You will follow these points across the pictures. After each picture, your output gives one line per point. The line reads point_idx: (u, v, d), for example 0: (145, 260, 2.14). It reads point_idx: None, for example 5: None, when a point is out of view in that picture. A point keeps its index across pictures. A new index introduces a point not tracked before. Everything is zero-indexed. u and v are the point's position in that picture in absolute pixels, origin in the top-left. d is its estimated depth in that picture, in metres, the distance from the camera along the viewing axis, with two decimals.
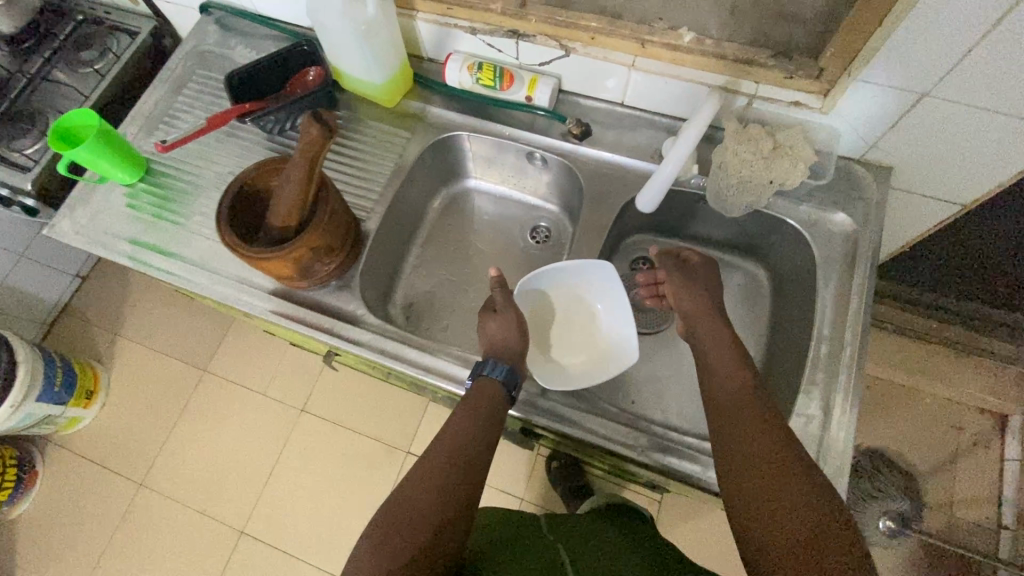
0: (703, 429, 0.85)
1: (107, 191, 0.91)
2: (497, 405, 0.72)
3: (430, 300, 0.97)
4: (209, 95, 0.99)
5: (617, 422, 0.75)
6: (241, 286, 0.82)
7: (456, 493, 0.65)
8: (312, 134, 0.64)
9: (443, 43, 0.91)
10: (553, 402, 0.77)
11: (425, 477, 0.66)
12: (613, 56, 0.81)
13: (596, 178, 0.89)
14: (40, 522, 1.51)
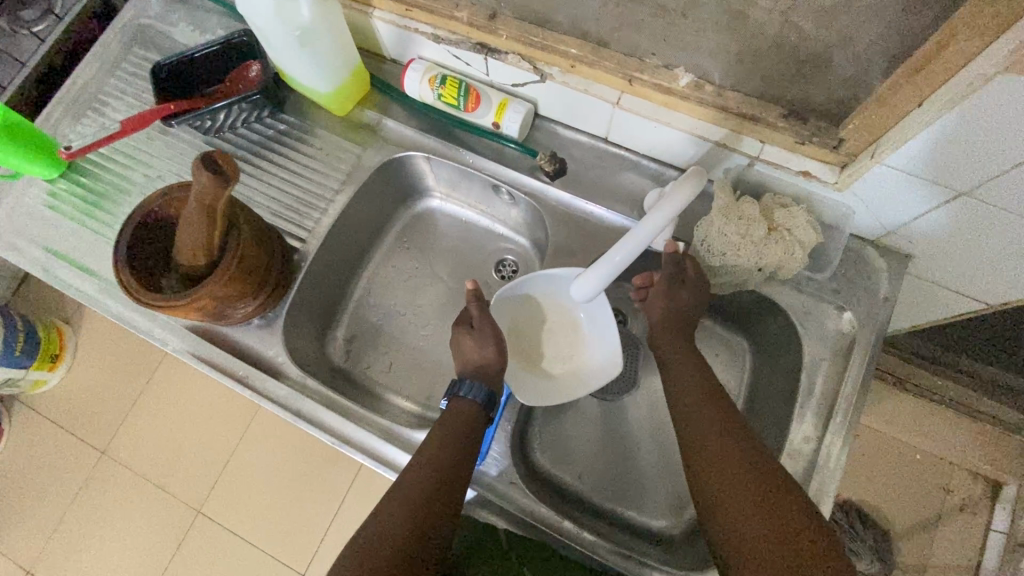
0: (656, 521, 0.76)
1: (24, 187, 0.82)
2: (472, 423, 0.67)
3: (374, 335, 0.87)
4: (142, 78, 0.86)
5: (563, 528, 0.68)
6: (154, 317, 0.74)
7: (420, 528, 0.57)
8: (204, 181, 0.53)
9: (405, 47, 0.77)
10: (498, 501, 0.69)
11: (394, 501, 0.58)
12: (594, 89, 0.67)
13: (566, 225, 0.77)
14: (5, 478, 1.53)
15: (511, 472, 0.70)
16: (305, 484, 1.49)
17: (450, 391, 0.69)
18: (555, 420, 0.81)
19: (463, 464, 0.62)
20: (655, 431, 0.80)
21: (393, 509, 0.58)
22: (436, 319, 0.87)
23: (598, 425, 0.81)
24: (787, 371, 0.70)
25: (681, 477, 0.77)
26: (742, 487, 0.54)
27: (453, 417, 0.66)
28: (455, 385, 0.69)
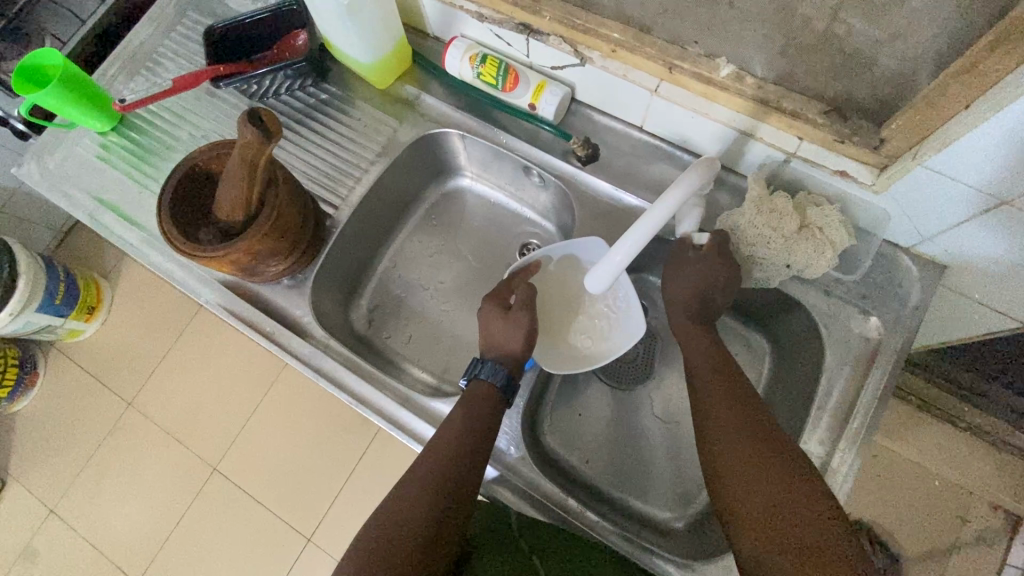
0: (667, 515, 0.75)
1: (78, 137, 0.86)
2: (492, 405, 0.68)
3: (397, 307, 0.89)
4: (195, 42, 0.89)
5: (576, 512, 0.68)
6: (189, 269, 0.77)
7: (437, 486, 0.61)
8: (248, 136, 0.55)
9: (449, 24, 0.78)
10: (523, 477, 0.70)
11: (429, 464, 0.63)
12: (632, 75, 0.67)
13: (595, 211, 0.78)
14: (38, 419, 1.60)
15: (521, 446, 0.71)
16: (318, 452, 1.52)
17: (470, 371, 0.70)
18: (568, 404, 0.82)
19: (486, 426, 0.66)
20: (670, 425, 0.80)
21: (428, 467, 0.63)
22: (458, 296, 0.89)
23: (612, 414, 0.81)
24: (806, 374, 0.69)
25: (692, 472, 0.77)
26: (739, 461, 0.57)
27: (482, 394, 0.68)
28: (475, 365, 0.70)
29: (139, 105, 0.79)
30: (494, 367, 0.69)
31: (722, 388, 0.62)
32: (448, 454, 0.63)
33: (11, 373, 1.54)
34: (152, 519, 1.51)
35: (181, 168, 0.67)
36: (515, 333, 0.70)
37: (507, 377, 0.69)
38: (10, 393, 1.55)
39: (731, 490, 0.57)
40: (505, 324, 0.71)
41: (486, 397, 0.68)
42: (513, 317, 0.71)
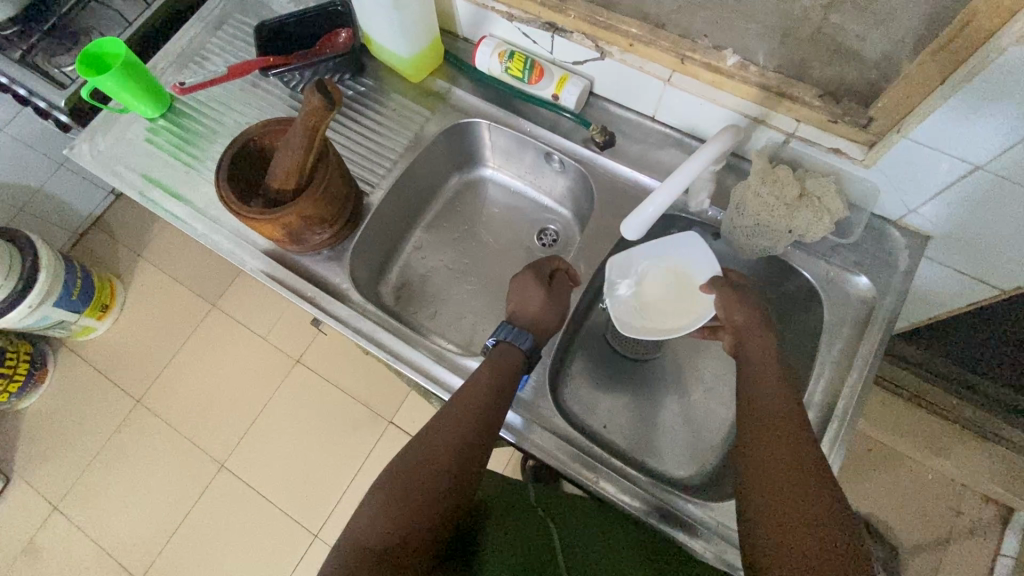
0: (681, 475, 0.79)
1: (129, 122, 0.92)
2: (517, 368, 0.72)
3: (423, 285, 0.94)
4: (242, 41, 0.97)
5: (598, 462, 0.72)
6: (236, 239, 0.83)
7: (452, 449, 0.64)
8: (313, 103, 0.62)
9: (479, 25, 0.87)
10: (549, 430, 0.75)
11: (448, 427, 0.66)
12: (647, 67, 0.76)
13: (611, 192, 0.85)
14: (46, 415, 1.61)
15: (546, 403, 0.76)
16: (325, 450, 1.54)
17: (497, 334, 0.75)
18: (586, 373, 0.87)
19: (505, 395, 0.69)
20: (680, 391, 0.85)
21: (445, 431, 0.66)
22: (481, 275, 0.95)
23: (628, 383, 0.86)
24: (808, 336, 0.75)
25: (704, 435, 0.82)
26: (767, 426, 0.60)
27: (505, 359, 0.72)
28: (502, 330, 0.75)
29: (194, 89, 0.85)
30: (520, 332, 0.74)
31: (758, 365, 0.67)
32: (466, 420, 0.66)
33: (23, 368, 1.55)
34: (158, 515, 1.51)
35: (237, 141, 0.73)
36: (550, 311, 0.77)
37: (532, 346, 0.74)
38: (20, 388, 1.57)
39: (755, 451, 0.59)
40: (541, 302, 0.77)
41: (513, 359, 0.73)
42: (553, 296, 0.78)
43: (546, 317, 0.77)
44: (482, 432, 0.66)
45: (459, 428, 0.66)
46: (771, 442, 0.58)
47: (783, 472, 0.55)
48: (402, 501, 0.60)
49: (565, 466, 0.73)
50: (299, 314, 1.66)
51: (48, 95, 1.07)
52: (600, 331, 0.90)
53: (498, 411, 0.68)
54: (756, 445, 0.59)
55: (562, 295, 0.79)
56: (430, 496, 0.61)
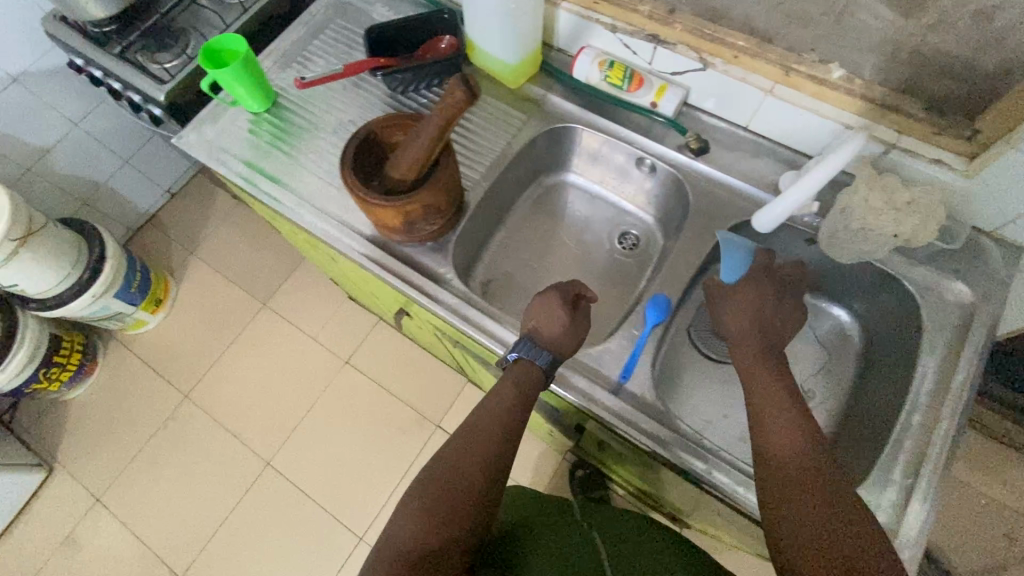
0: None
1: (235, 114, 0.96)
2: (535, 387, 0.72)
3: (508, 282, 0.97)
4: (343, 44, 1.02)
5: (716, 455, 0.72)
6: (342, 227, 0.87)
7: (470, 473, 0.66)
8: (457, 96, 0.66)
9: (578, 37, 0.91)
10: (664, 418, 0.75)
11: (466, 448, 0.68)
12: (750, 78, 0.79)
13: (706, 195, 0.86)
14: (93, 406, 1.63)
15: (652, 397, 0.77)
16: (371, 451, 1.54)
17: (517, 349, 0.74)
18: (676, 373, 0.88)
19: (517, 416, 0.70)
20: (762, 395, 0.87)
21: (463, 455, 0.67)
22: (565, 274, 0.97)
23: (716, 383, 0.88)
24: (906, 339, 0.78)
25: None
26: (787, 454, 0.61)
27: (521, 380, 0.72)
28: (522, 345, 0.74)
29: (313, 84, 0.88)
30: (539, 350, 0.73)
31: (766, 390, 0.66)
32: (481, 442, 0.68)
33: (76, 358, 1.57)
34: (200, 511, 1.51)
35: (358, 133, 0.76)
36: (571, 336, 0.74)
37: (552, 364, 0.73)
38: (71, 377, 1.58)
39: (775, 481, 0.60)
40: (565, 326, 0.74)
41: (533, 376, 0.73)
42: (576, 323, 0.75)
43: (569, 337, 0.74)
44: (497, 455, 0.68)
45: (477, 451, 0.67)
46: (790, 469, 0.60)
47: (805, 500, 0.57)
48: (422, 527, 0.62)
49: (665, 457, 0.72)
50: (350, 316, 1.69)
51: (148, 90, 1.10)
52: (683, 332, 0.91)
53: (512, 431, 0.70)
54: (775, 477, 0.61)
55: (581, 325, 0.76)
56: (448, 522, 0.62)
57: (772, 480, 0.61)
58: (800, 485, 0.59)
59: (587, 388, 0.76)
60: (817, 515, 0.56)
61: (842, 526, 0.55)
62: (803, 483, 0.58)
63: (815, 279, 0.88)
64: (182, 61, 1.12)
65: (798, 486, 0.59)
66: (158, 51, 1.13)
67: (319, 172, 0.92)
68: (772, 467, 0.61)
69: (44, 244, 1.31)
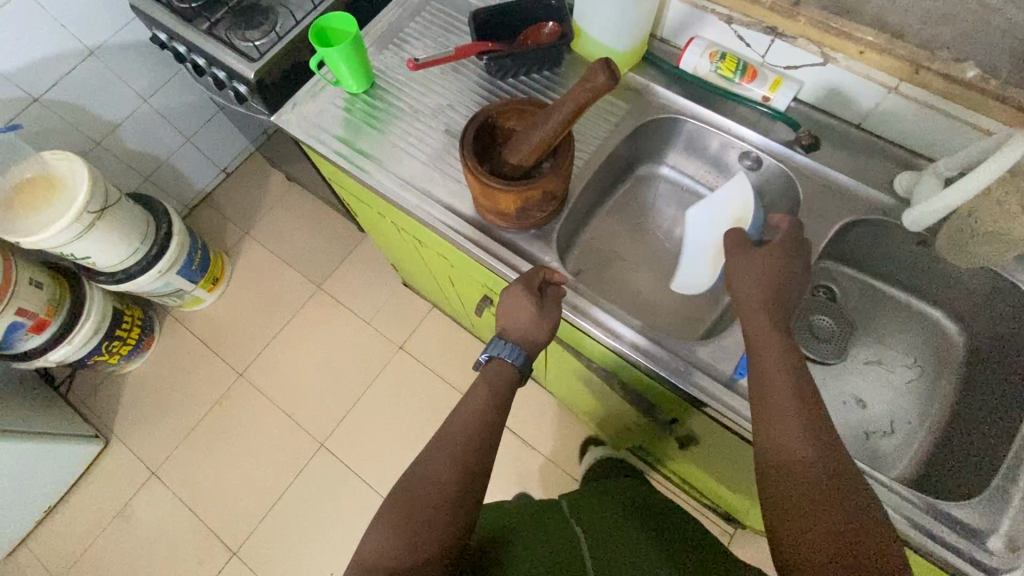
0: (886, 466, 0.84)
1: (334, 94, 0.96)
2: (507, 379, 0.77)
3: (600, 273, 0.96)
4: (439, 27, 1.01)
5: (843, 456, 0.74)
6: (445, 212, 0.87)
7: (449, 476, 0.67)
8: (597, 82, 0.64)
9: (687, 27, 0.90)
10: None
11: (444, 453, 0.70)
12: (874, 75, 0.78)
13: (819, 192, 0.84)
14: (148, 381, 1.65)
15: None
16: (423, 438, 1.54)
17: (491, 349, 0.79)
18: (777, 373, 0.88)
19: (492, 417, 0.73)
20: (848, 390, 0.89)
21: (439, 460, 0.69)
22: (656, 268, 0.96)
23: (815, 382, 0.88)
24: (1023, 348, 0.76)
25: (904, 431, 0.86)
26: (795, 460, 0.58)
27: (490, 378, 0.77)
28: (494, 345, 0.79)
29: (427, 66, 0.84)
30: (511, 347, 0.78)
31: (771, 356, 0.64)
32: (456, 447, 0.70)
33: (135, 333, 1.59)
34: (253, 488, 1.52)
35: (474, 117, 0.76)
36: (543, 325, 0.77)
37: (526, 360, 0.78)
38: (129, 352, 1.60)
39: (780, 488, 0.58)
40: (535, 319, 0.77)
41: (505, 374, 0.77)
42: (546, 309, 0.78)
43: (544, 333, 0.78)
44: (476, 457, 0.70)
45: (454, 455, 0.69)
46: (797, 476, 0.57)
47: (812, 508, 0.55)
48: (403, 535, 0.63)
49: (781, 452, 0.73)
50: (404, 302, 1.70)
51: (236, 67, 1.11)
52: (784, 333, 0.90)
53: (487, 431, 0.72)
54: (780, 483, 0.58)
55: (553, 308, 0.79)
56: (431, 528, 0.64)
57: (778, 486, 0.58)
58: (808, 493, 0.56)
59: (700, 380, 0.76)
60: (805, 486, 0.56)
61: (851, 538, 0.52)
62: (810, 493, 0.56)
63: (919, 282, 0.88)
64: (270, 39, 1.12)
65: (805, 494, 0.56)
66: (246, 28, 1.13)
67: (420, 156, 0.92)
68: (778, 472, 0.58)
69: (116, 219, 1.31)
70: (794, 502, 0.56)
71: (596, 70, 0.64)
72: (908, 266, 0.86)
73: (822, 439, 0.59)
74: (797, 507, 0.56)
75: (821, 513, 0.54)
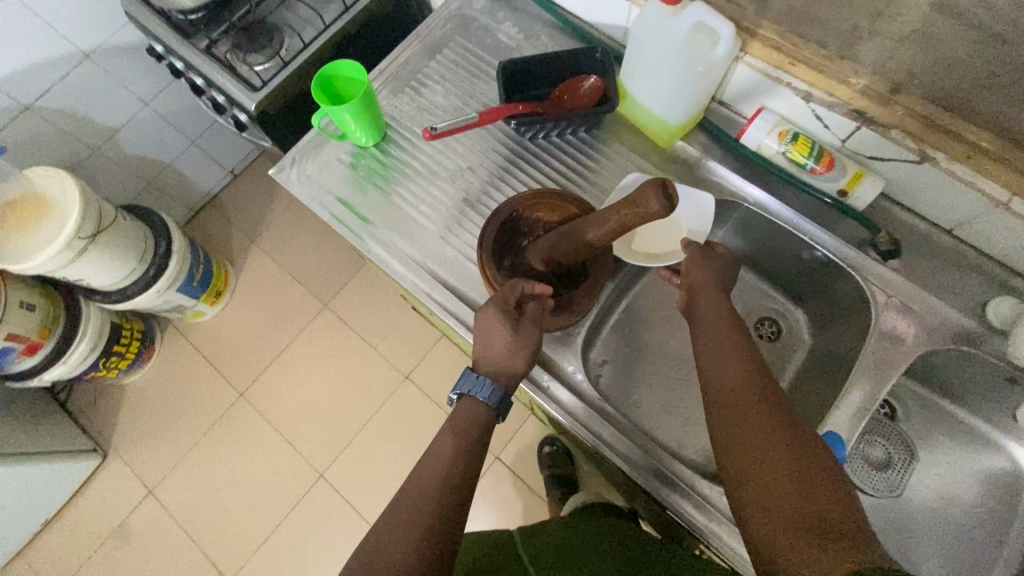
0: None
1: (341, 146, 0.85)
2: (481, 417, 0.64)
3: (627, 366, 0.85)
4: (464, 69, 0.88)
5: None
6: (456, 301, 0.76)
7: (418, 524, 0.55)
8: (648, 207, 0.54)
9: (753, 95, 0.75)
10: None
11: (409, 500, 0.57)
12: (981, 183, 0.64)
13: (894, 308, 0.71)
14: (148, 395, 1.60)
15: None
16: None
17: (460, 385, 0.66)
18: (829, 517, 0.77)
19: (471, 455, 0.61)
20: (899, 525, 0.79)
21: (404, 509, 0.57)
22: (692, 363, 0.85)
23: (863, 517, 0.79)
24: None
25: None
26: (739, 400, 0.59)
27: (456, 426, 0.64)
28: (464, 379, 0.65)
29: (446, 135, 0.73)
30: (482, 380, 0.64)
31: (719, 329, 0.66)
32: (422, 491, 0.58)
33: (134, 346, 1.53)
34: (250, 515, 1.48)
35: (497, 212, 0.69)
36: (521, 354, 0.63)
37: (500, 398, 0.64)
38: (129, 365, 1.55)
39: (730, 436, 0.58)
40: (510, 345, 0.63)
41: (477, 411, 0.64)
42: (524, 333, 0.64)
43: (524, 364, 0.64)
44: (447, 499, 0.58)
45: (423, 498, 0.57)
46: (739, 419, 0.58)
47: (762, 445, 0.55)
48: None
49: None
50: (412, 329, 1.61)
51: (235, 94, 0.99)
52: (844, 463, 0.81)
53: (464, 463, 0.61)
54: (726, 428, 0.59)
55: (533, 329, 0.65)
56: None
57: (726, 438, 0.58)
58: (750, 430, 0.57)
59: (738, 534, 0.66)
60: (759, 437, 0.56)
61: (798, 461, 0.53)
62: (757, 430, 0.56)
63: (1003, 417, 0.75)
64: (275, 64, 1.00)
65: (750, 431, 0.57)
66: (249, 50, 1.01)
67: (432, 228, 0.80)
68: (722, 419, 0.59)
69: (111, 241, 1.23)
70: (742, 443, 0.56)
71: (648, 196, 0.54)
72: (992, 399, 0.74)
73: (757, 379, 0.61)
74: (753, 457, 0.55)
75: (779, 464, 0.53)
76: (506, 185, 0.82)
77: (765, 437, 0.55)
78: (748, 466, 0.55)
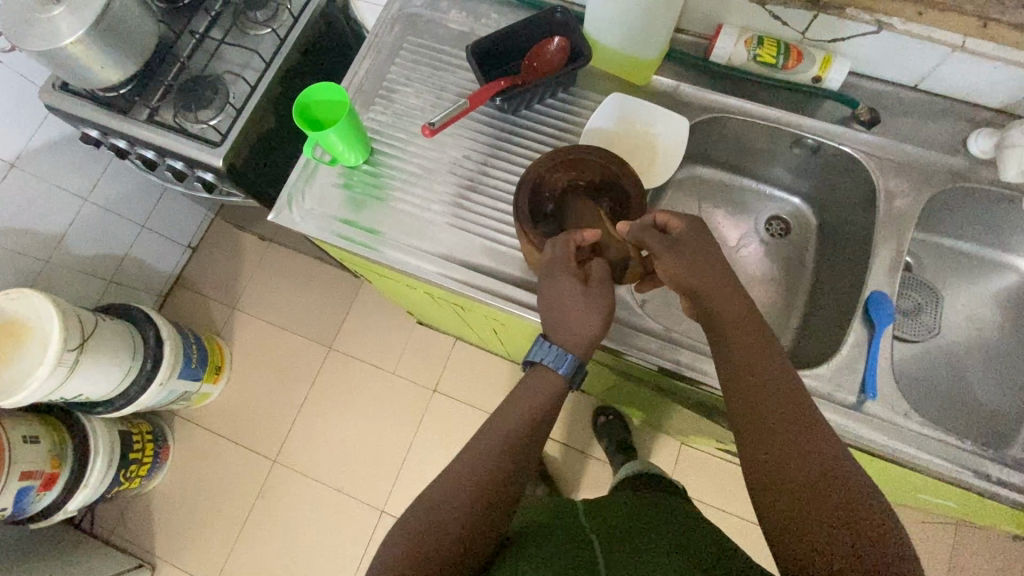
0: None
1: (332, 172, 0.83)
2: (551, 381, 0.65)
3: (667, 298, 0.89)
4: (427, 66, 0.88)
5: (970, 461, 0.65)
6: (497, 284, 0.77)
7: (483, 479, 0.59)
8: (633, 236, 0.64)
9: (711, 14, 0.79)
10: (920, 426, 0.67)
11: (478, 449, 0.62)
12: (936, 35, 0.70)
13: (891, 168, 0.77)
14: (177, 494, 1.53)
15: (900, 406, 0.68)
16: None
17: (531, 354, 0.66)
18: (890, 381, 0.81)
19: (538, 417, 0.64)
20: (948, 358, 0.85)
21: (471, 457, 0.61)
22: None
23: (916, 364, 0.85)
24: None
25: None
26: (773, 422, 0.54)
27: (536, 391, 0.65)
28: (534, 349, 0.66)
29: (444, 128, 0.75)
30: (558, 352, 0.64)
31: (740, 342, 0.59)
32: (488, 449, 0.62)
33: (149, 450, 1.45)
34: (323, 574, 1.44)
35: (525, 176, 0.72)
36: (595, 311, 0.63)
37: (576, 368, 0.65)
38: (149, 470, 1.48)
39: (761, 455, 0.54)
40: (584, 307, 0.63)
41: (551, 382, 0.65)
42: (595, 293, 0.63)
43: (598, 326, 0.64)
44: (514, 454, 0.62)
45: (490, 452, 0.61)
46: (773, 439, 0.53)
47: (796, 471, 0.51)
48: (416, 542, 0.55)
49: (959, 475, 0.65)
50: (424, 342, 1.59)
51: (195, 155, 0.95)
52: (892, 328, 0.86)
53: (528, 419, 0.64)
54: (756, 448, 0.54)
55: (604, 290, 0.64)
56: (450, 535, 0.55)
57: (757, 457, 0.54)
58: (785, 454, 0.52)
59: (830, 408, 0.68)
60: (802, 469, 0.51)
61: (836, 497, 0.49)
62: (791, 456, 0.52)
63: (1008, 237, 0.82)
64: (226, 114, 0.97)
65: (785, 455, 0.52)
66: (195, 107, 0.98)
67: (445, 220, 0.80)
68: (753, 438, 0.55)
69: (99, 347, 1.16)
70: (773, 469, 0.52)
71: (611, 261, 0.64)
72: (994, 224, 0.81)
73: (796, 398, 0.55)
74: (801, 495, 0.50)
75: (812, 496, 0.49)
76: (505, 163, 0.83)
77: (802, 464, 0.51)
78: (779, 490, 0.51)
